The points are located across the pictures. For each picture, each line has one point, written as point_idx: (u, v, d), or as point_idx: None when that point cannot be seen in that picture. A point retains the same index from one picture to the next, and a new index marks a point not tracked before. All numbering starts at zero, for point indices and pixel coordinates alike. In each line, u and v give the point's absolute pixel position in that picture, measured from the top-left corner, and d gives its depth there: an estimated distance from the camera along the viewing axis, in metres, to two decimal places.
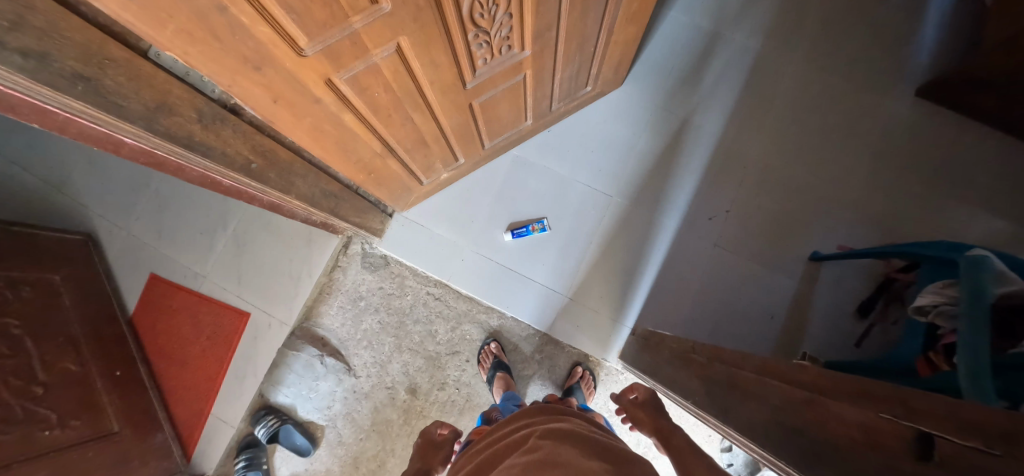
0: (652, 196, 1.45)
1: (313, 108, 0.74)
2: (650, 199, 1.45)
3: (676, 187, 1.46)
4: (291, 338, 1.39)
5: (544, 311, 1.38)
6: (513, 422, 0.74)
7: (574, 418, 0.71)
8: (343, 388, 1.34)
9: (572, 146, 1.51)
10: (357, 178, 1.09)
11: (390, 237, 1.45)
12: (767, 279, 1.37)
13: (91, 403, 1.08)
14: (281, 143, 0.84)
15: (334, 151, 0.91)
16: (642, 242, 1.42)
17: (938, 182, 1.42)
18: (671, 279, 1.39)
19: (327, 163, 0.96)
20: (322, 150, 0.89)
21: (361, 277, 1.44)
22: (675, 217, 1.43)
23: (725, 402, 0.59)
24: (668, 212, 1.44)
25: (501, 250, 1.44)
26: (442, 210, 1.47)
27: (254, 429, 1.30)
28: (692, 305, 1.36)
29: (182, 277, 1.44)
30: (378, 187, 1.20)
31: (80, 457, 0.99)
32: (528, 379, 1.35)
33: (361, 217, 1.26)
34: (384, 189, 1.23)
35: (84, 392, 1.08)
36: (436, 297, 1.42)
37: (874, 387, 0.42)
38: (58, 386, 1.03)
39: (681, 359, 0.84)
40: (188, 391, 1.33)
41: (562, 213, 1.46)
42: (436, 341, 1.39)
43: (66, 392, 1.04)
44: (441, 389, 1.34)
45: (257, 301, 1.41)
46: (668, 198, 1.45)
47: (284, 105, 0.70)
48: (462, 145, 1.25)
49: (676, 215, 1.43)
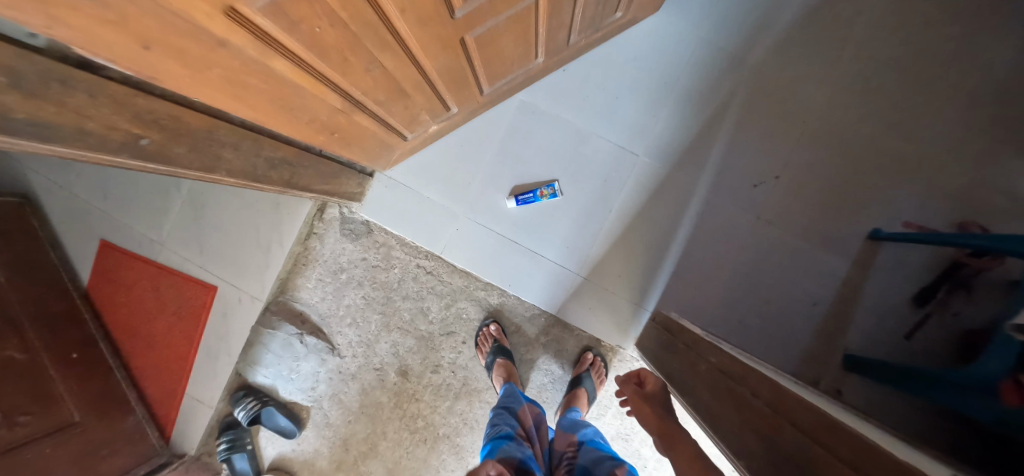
0: (685, 157, 1.21)
1: (219, 57, 0.49)
2: (682, 161, 1.21)
3: (713, 146, 1.21)
4: (266, 314, 1.23)
5: (551, 289, 1.21)
6: None
7: None
8: (327, 368, 1.23)
9: (592, 91, 1.22)
10: (317, 139, 0.83)
11: (372, 201, 1.24)
12: (812, 260, 1.18)
13: (45, 397, 0.97)
14: (191, 104, 0.58)
15: (273, 111, 0.66)
16: (670, 213, 1.20)
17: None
18: (700, 257, 1.20)
19: (265, 125, 0.70)
20: (254, 110, 0.64)
21: (341, 246, 1.26)
22: (710, 183, 1.21)
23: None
24: (702, 177, 1.21)
25: (502, 219, 1.23)
26: (434, 169, 1.24)
27: (233, 411, 1.21)
28: (721, 289, 1.19)
29: (137, 245, 1.27)
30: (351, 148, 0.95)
31: (32, 462, 0.89)
32: (533, 364, 1.21)
33: (331, 181, 1.03)
34: (356, 149, 0.98)
35: (36, 384, 0.96)
36: (427, 271, 1.24)
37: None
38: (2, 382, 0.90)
39: (729, 394, 0.68)
40: (160, 369, 1.23)
41: (577, 175, 1.22)
42: (428, 319, 1.24)
43: (11, 389, 0.91)
44: (434, 372, 1.22)
45: (224, 273, 1.24)
46: (704, 159, 1.21)
47: (172, 54, 0.45)
48: (453, 92, 0.98)
49: (712, 181, 1.20)
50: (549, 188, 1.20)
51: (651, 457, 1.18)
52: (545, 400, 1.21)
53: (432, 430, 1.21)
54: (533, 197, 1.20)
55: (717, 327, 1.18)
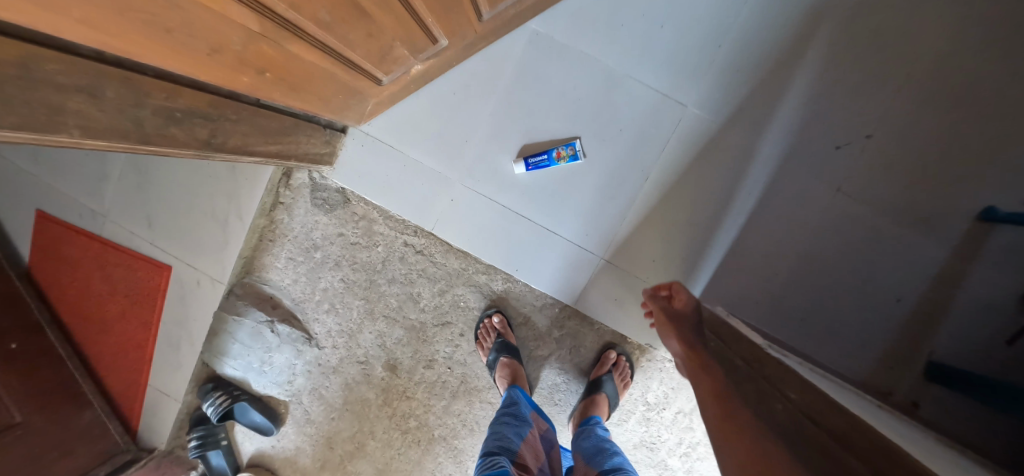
0: (744, 110, 0.94)
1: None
2: (740, 114, 0.94)
3: (783, 95, 0.93)
4: (229, 298, 1.05)
5: (567, 275, 0.99)
6: None
7: None
8: (305, 360, 1.06)
9: (627, 18, 0.92)
10: (241, 80, 0.58)
11: (346, 164, 1.01)
12: (903, 247, 0.93)
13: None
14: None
15: (155, 43, 0.41)
16: (721, 181, 0.95)
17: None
18: (756, 239, 0.95)
19: (143, 60, 0.45)
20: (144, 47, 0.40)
21: (313, 218, 1.04)
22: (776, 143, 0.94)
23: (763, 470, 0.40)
24: (766, 136, 0.94)
25: (509, 188, 0.98)
26: (422, 123, 0.98)
27: (202, 405, 1.07)
28: (780, 280, 0.96)
29: (77, 216, 1.07)
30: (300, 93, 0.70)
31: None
32: (543, 361, 1.03)
33: (280, 138, 0.78)
34: (310, 96, 0.73)
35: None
36: (417, 250, 1.03)
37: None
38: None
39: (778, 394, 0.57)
40: (118, 358, 1.08)
41: (603, 132, 0.95)
42: (419, 307, 1.04)
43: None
44: (427, 367, 1.05)
45: (178, 250, 1.05)
46: (770, 112, 0.93)
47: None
48: (441, 14, 0.70)
49: (779, 141, 0.93)
50: (568, 147, 0.94)
51: (679, 468, 1.02)
52: (557, 402, 1.04)
53: (425, 431, 1.06)
54: (548, 159, 0.95)
55: (770, 326, 0.97)
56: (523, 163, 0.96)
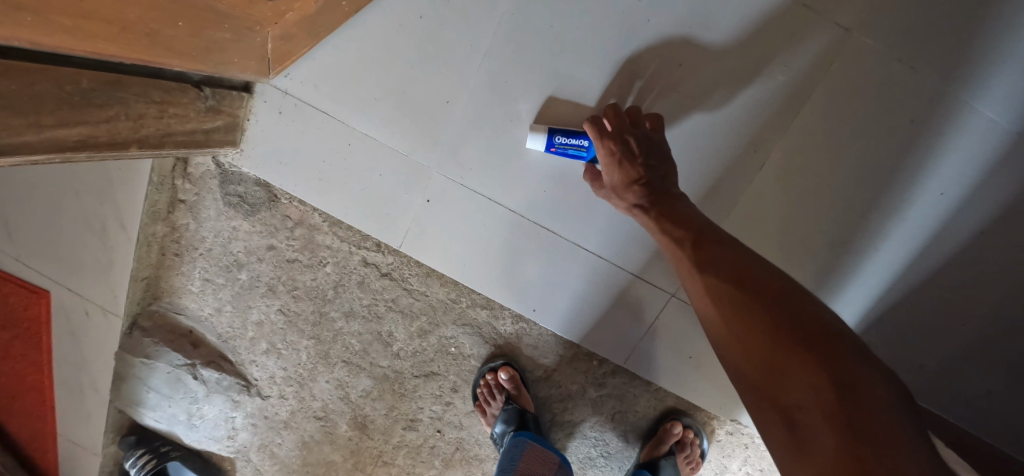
0: (954, 40, 0.51)
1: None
2: (940, 41, 0.51)
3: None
4: (132, 334, 0.76)
5: (610, 315, 0.64)
6: None
7: None
8: (246, 413, 0.79)
9: None
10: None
11: (260, 143, 0.63)
12: None
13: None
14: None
15: None
16: (880, 170, 0.56)
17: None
18: (933, 267, 0.57)
19: None
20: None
21: (227, 224, 0.70)
22: (1000, 101, 0.52)
23: (794, 330, 0.35)
24: (984, 88, 0.52)
25: (521, 181, 0.60)
26: (370, 70, 0.58)
27: (126, 461, 0.83)
28: (967, 333, 0.59)
29: None
30: (66, 29, 0.31)
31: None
32: (571, 429, 0.72)
33: (62, 113, 0.39)
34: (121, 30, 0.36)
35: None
36: (383, 273, 0.68)
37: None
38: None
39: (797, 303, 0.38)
40: (13, 406, 0.83)
41: (683, 82, 0.55)
42: (391, 352, 0.72)
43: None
44: (408, 428, 0.75)
45: (51, 271, 0.73)
46: (1000, 37, 0.50)
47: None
48: None
49: (1008, 96, 0.52)
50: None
51: None
52: None
53: None
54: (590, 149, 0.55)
55: (931, 399, 0.61)
56: (545, 138, 0.55)
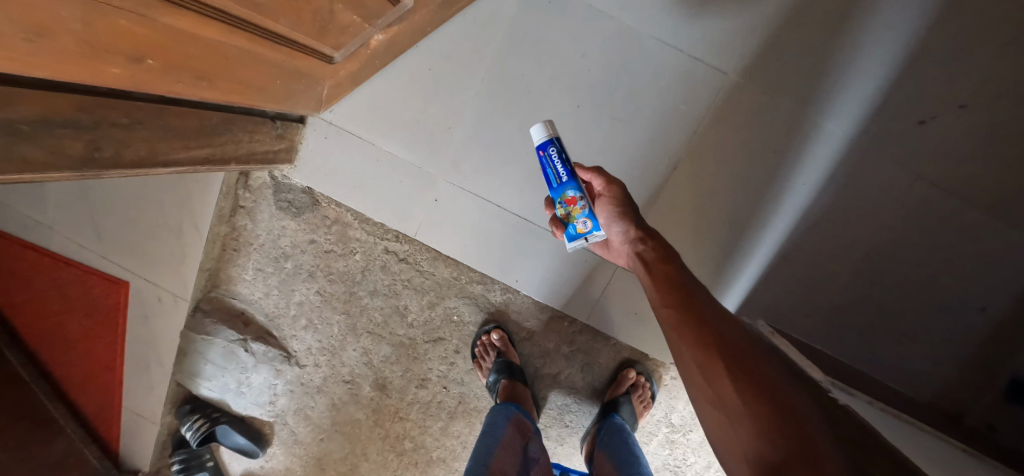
0: (799, 78, 0.74)
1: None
2: (791, 79, 0.74)
3: (855, 51, 0.71)
4: (195, 315, 0.93)
5: (575, 284, 0.84)
6: None
7: None
8: (286, 380, 0.96)
9: None
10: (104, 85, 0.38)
11: (310, 160, 0.84)
12: (994, 245, 0.75)
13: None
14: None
15: None
16: (762, 170, 0.78)
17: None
18: (803, 239, 0.79)
19: None
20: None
21: (278, 223, 0.90)
22: (836, 119, 0.74)
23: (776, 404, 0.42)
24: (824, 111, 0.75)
25: (504, 184, 0.81)
26: (393, 105, 0.79)
27: (181, 428, 0.99)
28: (831, 286, 0.80)
29: (19, 228, 0.95)
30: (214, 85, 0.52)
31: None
32: (551, 381, 0.90)
33: (198, 139, 0.60)
34: (242, 86, 0.56)
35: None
36: (401, 258, 0.88)
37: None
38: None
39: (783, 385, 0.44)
40: (85, 382, 1.00)
41: (618, 110, 0.78)
42: (407, 322, 0.91)
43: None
44: (420, 387, 0.93)
45: (131, 264, 0.92)
46: (830, 77, 0.73)
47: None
48: None
49: (839, 116, 0.74)
50: (589, 220, 0.57)
51: None
52: (568, 424, 0.92)
53: (423, 453, 0.96)
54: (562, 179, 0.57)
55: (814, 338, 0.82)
56: (544, 137, 0.58)
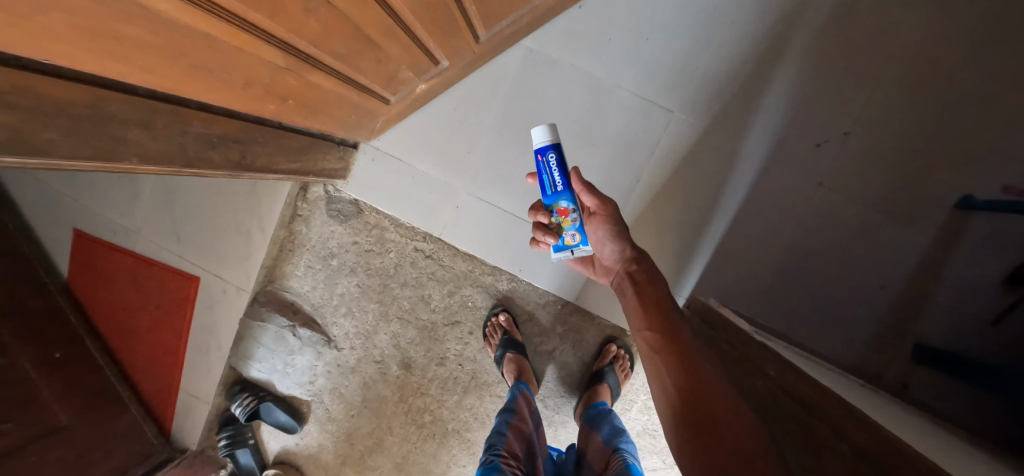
0: (730, 112, 0.99)
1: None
2: (724, 116, 0.99)
3: (765, 94, 0.97)
4: (254, 305, 1.13)
5: (568, 274, 1.04)
6: None
7: None
8: (325, 361, 1.14)
9: (615, 32, 0.97)
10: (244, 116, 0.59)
11: (359, 176, 1.08)
12: (887, 236, 0.97)
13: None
14: (10, 60, 0.36)
15: (185, 74, 0.48)
16: (708, 182, 1.01)
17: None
18: (742, 234, 1.01)
19: (187, 94, 0.52)
20: (172, 58, 0.45)
21: (328, 228, 1.12)
22: (759, 143, 0.99)
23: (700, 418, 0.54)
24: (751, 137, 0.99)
25: (511, 193, 1.05)
26: (426, 135, 1.04)
27: (230, 407, 1.15)
28: (766, 270, 1.02)
29: (112, 234, 1.17)
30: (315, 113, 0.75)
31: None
32: (548, 356, 1.09)
33: (296, 155, 0.84)
34: (327, 117, 0.80)
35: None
36: (427, 255, 1.09)
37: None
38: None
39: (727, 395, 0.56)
40: (150, 366, 1.16)
41: (597, 138, 1.02)
42: (430, 308, 1.11)
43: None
44: (440, 364, 1.11)
45: (203, 262, 1.12)
46: (752, 114, 0.98)
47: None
48: (438, 38, 0.75)
49: (762, 140, 0.98)
50: (576, 232, 0.71)
51: None
52: (563, 394, 1.09)
53: (440, 425, 1.12)
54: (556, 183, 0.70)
55: (758, 314, 1.02)
56: (542, 143, 0.70)
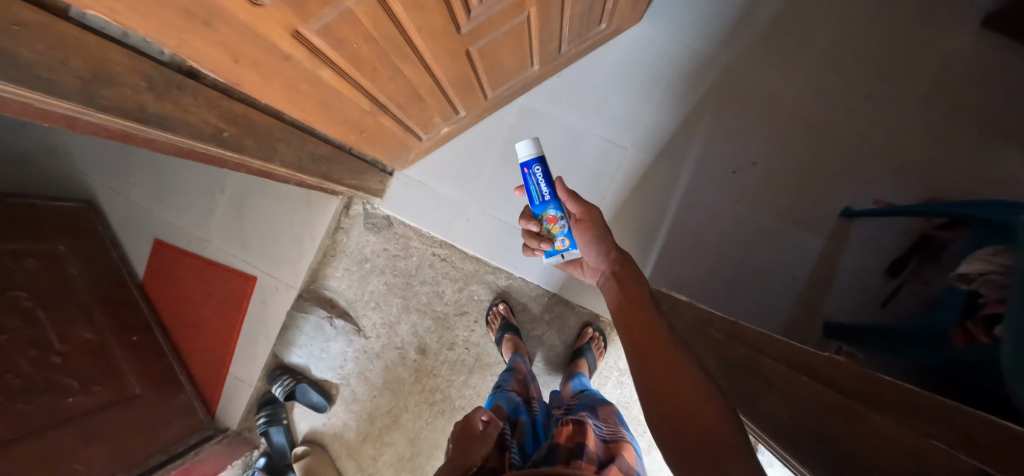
0: (670, 147, 1.33)
1: (198, 31, 0.49)
2: (666, 152, 1.33)
3: (695, 135, 1.32)
4: (300, 300, 1.38)
5: (554, 271, 1.33)
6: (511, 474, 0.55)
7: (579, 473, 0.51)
8: (355, 348, 1.37)
9: (584, 93, 1.35)
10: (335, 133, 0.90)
11: (392, 197, 1.39)
12: (793, 238, 1.28)
13: (55, 384, 1.01)
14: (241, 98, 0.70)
15: (316, 111, 0.81)
16: (657, 199, 1.33)
17: (1022, 132, 1.20)
18: (685, 238, 1.32)
19: (311, 124, 0.85)
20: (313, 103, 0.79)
21: (364, 238, 1.40)
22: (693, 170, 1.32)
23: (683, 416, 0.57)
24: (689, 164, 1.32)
25: (508, 208, 1.36)
26: (446, 166, 1.38)
27: (270, 388, 1.36)
28: (706, 266, 1.32)
29: (186, 243, 1.44)
30: (374, 143, 1.08)
31: (34, 458, 0.91)
32: (538, 340, 1.34)
33: (358, 177, 1.18)
34: (381, 148, 1.13)
35: (52, 376, 1.01)
36: (442, 258, 1.38)
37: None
38: (14, 376, 0.94)
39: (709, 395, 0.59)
40: (205, 353, 1.38)
41: (574, 167, 1.36)
42: (444, 301, 1.37)
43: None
44: (450, 349, 1.36)
45: (262, 264, 1.39)
46: (687, 149, 1.32)
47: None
48: (461, 96, 1.10)
49: (695, 167, 1.32)
50: (564, 237, 0.82)
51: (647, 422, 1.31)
52: (549, 373, 1.33)
53: (448, 402, 1.34)
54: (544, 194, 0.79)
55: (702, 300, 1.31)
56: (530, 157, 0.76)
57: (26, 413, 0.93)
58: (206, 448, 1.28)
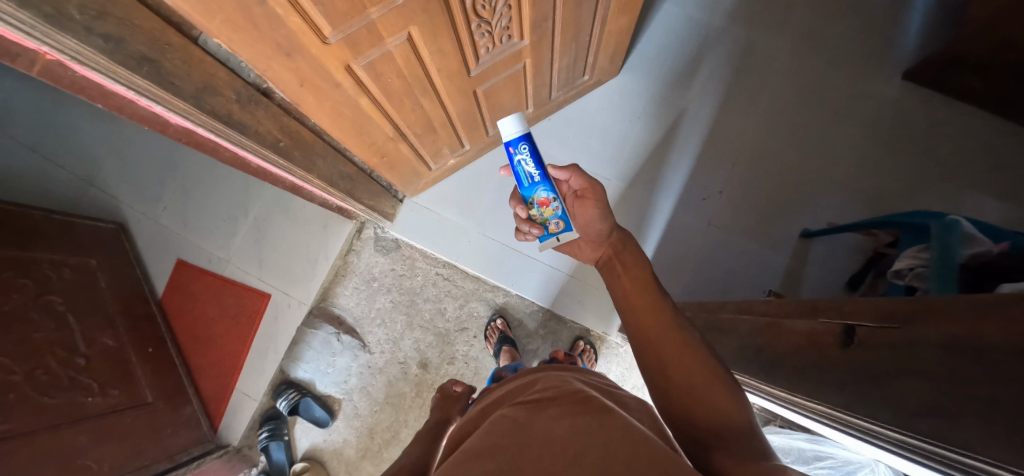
0: (648, 178, 1.52)
1: (282, 60, 0.66)
2: (645, 182, 1.52)
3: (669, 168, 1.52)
4: (309, 317, 1.47)
5: (547, 288, 1.44)
6: (518, 378, 0.62)
7: (582, 371, 0.59)
8: (359, 363, 1.43)
9: (572, 132, 1.57)
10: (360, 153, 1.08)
11: (401, 222, 1.52)
12: (761, 256, 1.43)
13: (78, 384, 1.05)
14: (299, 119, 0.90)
15: (351, 132, 0.98)
16: (640, 223, 1.49)
17: (939, 165, 1.43)
18: (666, 257, 1.46)
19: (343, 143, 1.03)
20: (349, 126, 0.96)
21: (373, 258, 1.52)
22: (670, 197, 1.50)
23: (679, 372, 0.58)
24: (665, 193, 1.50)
25: (506, 231, 1.50)
26: (450, 194, 1.54)
27: (275, 403, 1.41)
28: (686, 282, 1.44)
29: (206, 262, 1.54)
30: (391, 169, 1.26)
31: (58, 450, 0.94)
32: (534, 354, 1.41)
33: (373, 200, 1.34)
34: (396, 174, 1.30)
35: (75, 375, 1.05)
36: (445, 277, 1.49)
37: (882, 309, 0.46)
38: (42, 372, 0.98)
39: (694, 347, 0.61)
40: (216, 368, 1.44)
41: None
42: (445, 318, 1.46)
43: (22, 362, 0.95)
44: (450, 363, 1.42)
45: (277, 282, 1.49)
46: (663, 180, 1.51)
47: (233, 26, 0.56)
48: (467, 131, 1.30)
49: (671, 195, 1.50)
50: (558, 219, 0.85)
51: None
52: None
53: None
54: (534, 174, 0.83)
55: None
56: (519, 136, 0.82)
57: (52, 407, 0.97)
58: (207, 461, 1.29)
